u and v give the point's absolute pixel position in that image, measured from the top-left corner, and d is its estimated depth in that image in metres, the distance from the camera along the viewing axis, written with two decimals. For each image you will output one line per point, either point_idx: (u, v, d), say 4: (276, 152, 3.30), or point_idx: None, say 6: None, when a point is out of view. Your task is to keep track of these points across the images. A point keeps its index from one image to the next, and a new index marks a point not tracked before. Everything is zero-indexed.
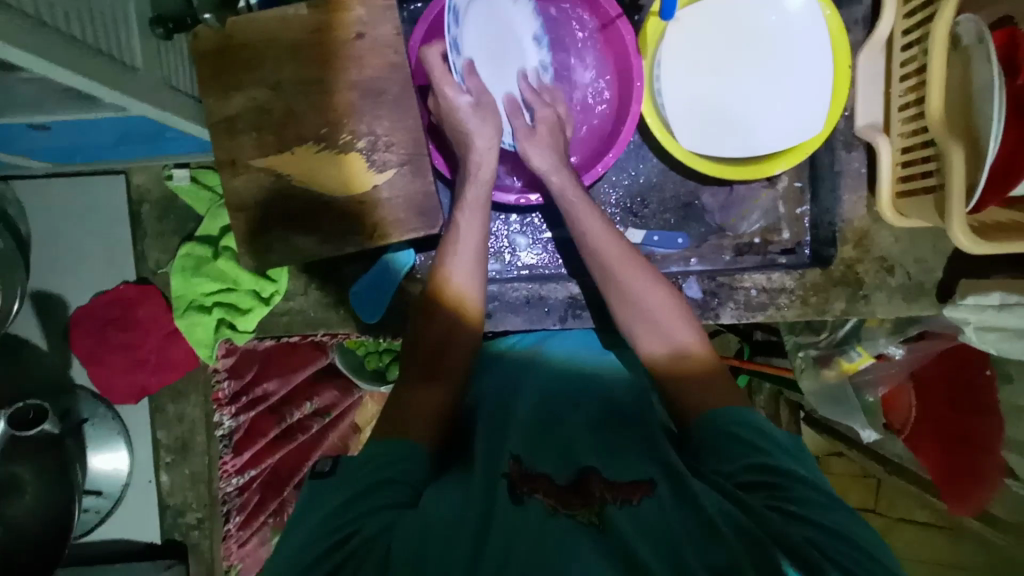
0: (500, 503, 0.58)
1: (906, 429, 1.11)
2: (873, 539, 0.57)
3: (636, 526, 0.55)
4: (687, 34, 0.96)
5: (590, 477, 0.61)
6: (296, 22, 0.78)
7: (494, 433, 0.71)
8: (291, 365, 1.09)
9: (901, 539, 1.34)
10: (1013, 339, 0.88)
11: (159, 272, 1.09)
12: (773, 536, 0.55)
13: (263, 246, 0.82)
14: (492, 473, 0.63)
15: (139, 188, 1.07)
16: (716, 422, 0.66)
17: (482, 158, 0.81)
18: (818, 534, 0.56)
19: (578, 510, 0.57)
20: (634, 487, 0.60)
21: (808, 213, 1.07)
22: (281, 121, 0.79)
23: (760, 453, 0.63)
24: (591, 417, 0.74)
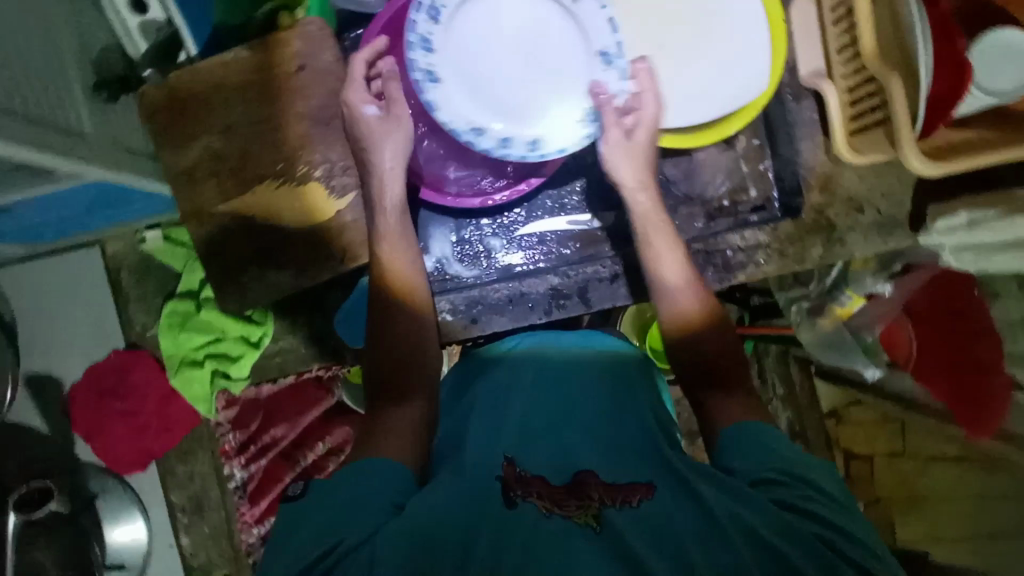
0: (494, 508, 0.60)
1: (910, 363, 1.10)
2: (868, 530, 0.61)
3: (638, 527, 0.58)
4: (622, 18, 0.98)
5: (587, 481, 0.63)
6: (238, 66, 0.80)
7: (488, 436, 0.71)
8: (296, 408, 1.09)
9: (935, 477, 1.35)
10: (989, 256, 0.89)
11: (148, 335, 1.10)
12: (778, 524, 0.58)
13: (240, 289, 0.83)
14: (482, 476, 0.64)
15: (115, 257, 1.08)
16: (743, 431, 0.68)
17: (384, 181, 0.75)
18: (829, 531, 0.59)
19: (574, 511, 0.59)
20: (633, 489, 0.62)
21: (771, 168, 1.07)
22: (239, 165, 0.81)
23: (780, 457, 0.65)
24: (596, 416, 0.73)
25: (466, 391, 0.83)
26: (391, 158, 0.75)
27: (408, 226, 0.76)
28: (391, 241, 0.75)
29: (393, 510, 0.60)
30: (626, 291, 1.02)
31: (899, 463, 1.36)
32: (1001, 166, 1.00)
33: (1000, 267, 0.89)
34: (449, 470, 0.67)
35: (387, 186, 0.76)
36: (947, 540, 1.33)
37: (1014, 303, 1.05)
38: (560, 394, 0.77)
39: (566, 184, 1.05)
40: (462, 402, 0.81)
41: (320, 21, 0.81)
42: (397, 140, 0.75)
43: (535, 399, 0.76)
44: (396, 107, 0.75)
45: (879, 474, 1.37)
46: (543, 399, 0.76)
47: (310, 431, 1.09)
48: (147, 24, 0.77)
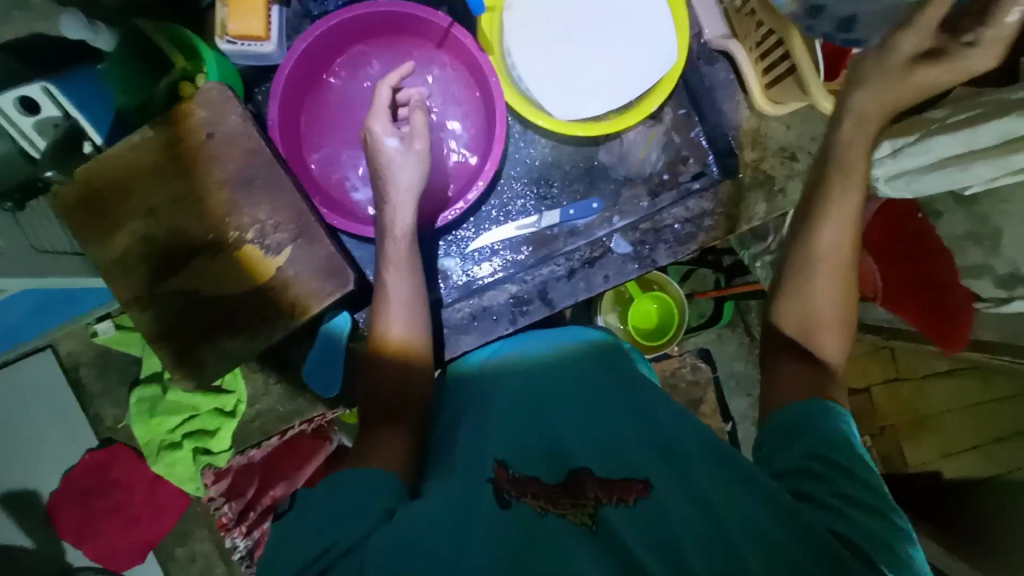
0: (485, 506, 0.59)
1: (878, 295, 1.15)
2: (895, 532, 0.58)
3: (634, 526, 0.55)
4: (523, 20, 0.99)
5: (582, 479, 0.62)
6: (146, 147, 0.79)
7: (478, 446, 0.71)
8: (293, 464, 1.08)
9: (935, 395, 1.29)
10: (919, 178, 0.88)
11: (121, 426, 1.08)
12: (775, 506, 0.57)
13: (195, 364, 0.81)
14: (476, 476, 0.64)
15: (71, 355, 1.06)
16: (800, 415, 0.68)
17: (397, 209, 0.80)
18: (843, 525, 0.57)
19: (569, 511, 0.58)
20: (628, 486, 0.60)
21: (701, 134, 1.08)
22: (167, 243, 0.80)
23: (829, 449, 0.64)
24: (625, 415, 0.73)
25: (465, 400, 0.83)
26: (403, 192, 0.80)
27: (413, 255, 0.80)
28: (395, 272, 0.79)
29: (383, 514, 0.58)
30: (586, 285, 1.03)
31: (898, 389, 1.33)
32: None
33: (932, 187, 0.88)
34: (439, 477, 0.67)
35: (397, 213, 0.80)
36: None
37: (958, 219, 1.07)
38: (559, 394, 0.78)
39: (506, 191, 1.06)
40: (455, 414, 0.81)
41: (219, 85, 0.80)
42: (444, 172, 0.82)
43: (534, 401, 0.77)
44: (412, 141, 0.80)
45: (881, 404, 1.36)
46: (541, 400, 0.77)
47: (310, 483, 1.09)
48: (42, 122, 0.77)
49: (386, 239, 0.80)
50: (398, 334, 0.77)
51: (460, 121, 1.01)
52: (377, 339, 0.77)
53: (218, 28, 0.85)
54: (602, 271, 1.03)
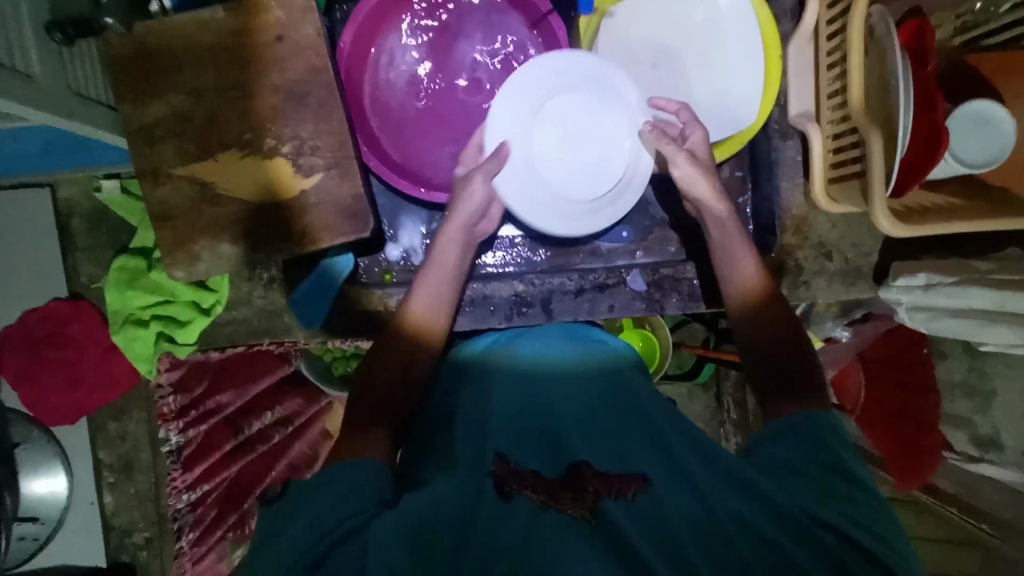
0: (488, 497, 0.61)
1: (857, 410, 1.14)
2: (894, 530, 0.60)
3: (635, 520, 0.58)
4: (618, 34, 0.98)
5: (580, 474, 0.63)
6: (212, 25, 0.76)
7: (478, 421, 0.72)
8: (247, 376, 1.03)
9: None
10: (942, 319, 0.87)
11: (95, 286, 1.06)
12: (774, 510, 0.59)
13: (190, 257, 0.79)
14: (479, 468, 0.65)
15: (68, 202, 1.04)
16: (781, 427, 0.69)
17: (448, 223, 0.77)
18: (848, 523, 0.59)
19: (570, 505, 0.60)
20: (627, 482, 0.63)
21: (748, 202, 1.03)
22: (202, 128, 0.77)
23: (828, 453, 0.65)
24: (618, 407, 0.75)
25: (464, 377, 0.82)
26: (461, 223, 0.77)
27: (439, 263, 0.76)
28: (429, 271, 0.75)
29: (380, 504, 0.59)
30: (589, 307, 1.02)
31: None
32: (963, 234, 1.01)
33: (950, 331, 0.87)
34: (443, 474, 0.66)
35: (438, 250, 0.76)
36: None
37: (958, 366, 1.07)
38: (556, 387, 0.78)
39: None
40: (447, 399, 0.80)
41: None
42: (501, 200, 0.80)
43: (530, 392, 0.77)
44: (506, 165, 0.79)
45: None
46: (540, 392, 0.77)
47: (257, 401, 1.03)
48: None
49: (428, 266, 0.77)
50: (420, 307, 0.74)
51: None
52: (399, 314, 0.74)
53: None
54: (609, 300, 1.02)
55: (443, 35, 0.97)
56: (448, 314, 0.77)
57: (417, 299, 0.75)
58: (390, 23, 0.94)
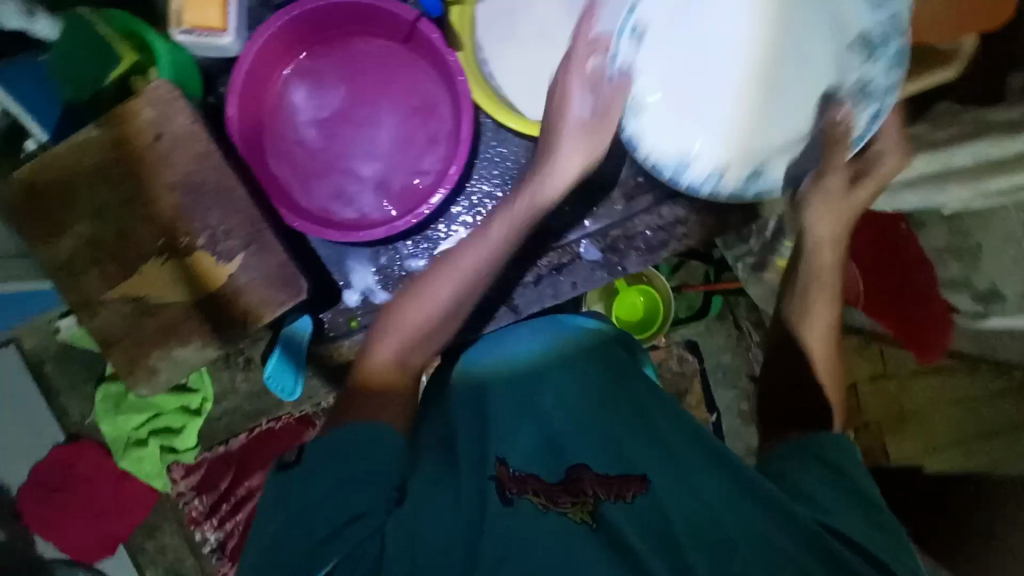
0: (491, 505, 0.64)
1: (859, 299, 1.10)
2: (893, 533, 0.63)
3: (639, 529, 0.62)
4: (495, 17, 0.95)
5: (582, 478, 0.68)
6: (90, 147, 0.77)
7: (480, 435, 0.77)
8: (270, 454, 1.07)
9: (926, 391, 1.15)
10: (896, 197, 0.84)
11: (87, 421, 1.09)
12: (789, 522, 0.62)
13: (148, 372, 0.80)
14: (481, 475, 0.69)
15: (36, 351, 1.07)
16: (796, 447, 0.72)
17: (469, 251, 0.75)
18: (845, 528, 0.62)
19: (572, 509, 0.64)
20: (627, 483, 0.68)
21: None
22: (117, 247, 0.78)
23: (835, 474, 0.68)
24: (627, 420, 0.78)
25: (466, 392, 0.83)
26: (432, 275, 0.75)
27: (405, 328, 0.74)
28: (388, 334, 0.73)
29: (391, 501, 0.61)
30: (552, 291, 1.00)
31: (884, 386, 1.20)
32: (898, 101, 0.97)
33: (908, 205, 0.84)
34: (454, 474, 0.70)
35: (403, 307, 0.75)
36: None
37: (939, 230, 1.03)
38: (560, 397, 0.80)
39: (478, 191, 0.99)
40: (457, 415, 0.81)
41: (166, 83, 0.77)
42: (507, 239, 0.75)
43: (534, 407, 0.79)
44: (519, 207, 0.75)
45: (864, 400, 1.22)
46: (542, 404, 0.80)
47: None
48: None
49: (413, 295, 0.75)
50: (383, 360, 0.73)
51: (429, 120, 0.95)
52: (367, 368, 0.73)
53: (172, 17, 0.82)
54: (570, 278, 1.01)
55: (326, 77, 0.96)
56: (411, 363, 0.75)
57: (379, 347, 0.74)
58: (270, 86, 0.94)
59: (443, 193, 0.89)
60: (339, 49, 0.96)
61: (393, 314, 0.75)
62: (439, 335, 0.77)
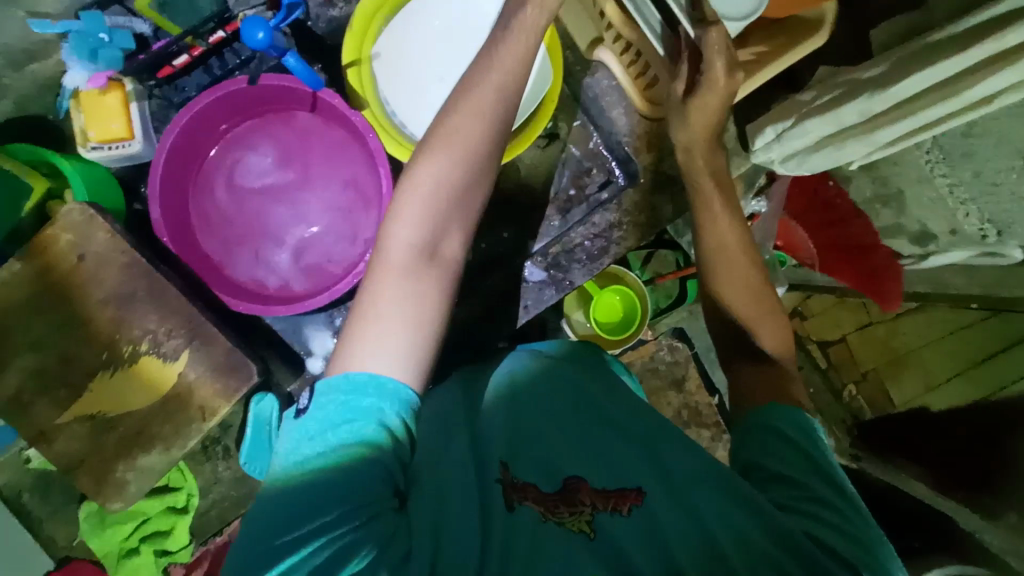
0: (494, 511, 0.58)
1: (815, 259, 1.13)
2: (867, 528, 0.55)
3: (636, 538, 0.55)
4: (393, 69, 0.98)
5: (579, 487, 0.60)
6: (16, 281, 0.78)
7: (475, 437, 0.67)
8: None
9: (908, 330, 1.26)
10: (810, 157, 0.87)
11: (77, 543, 1.08)
12: (766, 522, 0.54)
13: (117, 485, 0.80)
14: (483, 477, 0.62)
15: (9, 485, 1.06)
16: (757, 418, 0.63)
17: (429, 193, 0.63)
18: (822, 530, 0.54)
19: (567, 518, 0.57)
20: (623, 495, 0.59)
21: (601, 143, 1.06)
22: (62, 371, 0.79)
23: (813, 460, 0.59)
24: (618, 418, 0.70)
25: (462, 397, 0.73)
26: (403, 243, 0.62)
27: (387, 314, 0.60)
28: (368, 326, 0.60)
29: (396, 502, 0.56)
30: (506, 318, 1.03)
31: (872, 334, 1.29)
32: (795, 67, 1.00)
33: (820, 166, 0.87)
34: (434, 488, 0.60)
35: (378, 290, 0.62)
36: (940, 385, 1.25)
37: (865, 181, 1.05)
38: (553, 412, 0.70)
39: None
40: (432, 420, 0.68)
41: (79, 205, 0.79)
42: (458, 158, 0.63)
43: (527, 422, 0.69)
44: (456, 122, 0.64)
45: (855, 351, 1.30)
46: (534, 418, 0.69)
47: None
48: None
49: (375, 275, 0.62)
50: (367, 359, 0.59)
51: (351, 183, 0.98)
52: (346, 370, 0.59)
53: (80, 137, 0.88)
54: (521, 302, 1.03)
55: (246, 160, 0.99)
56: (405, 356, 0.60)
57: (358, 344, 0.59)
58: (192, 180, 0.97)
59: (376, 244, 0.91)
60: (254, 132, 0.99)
61: (361, 302, 0.62)
62: (424, 315, 0.61)
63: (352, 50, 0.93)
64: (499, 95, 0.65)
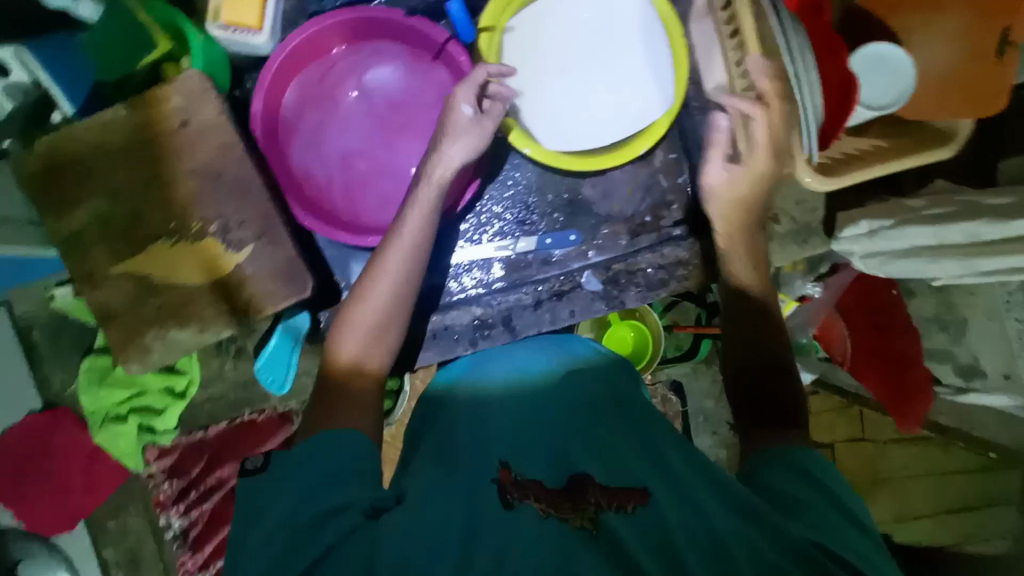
0: (488, 512, 0.59)
1: (846, 360, 1.11)
2: (860, 535, 0.59)
3: (638, 534, 0.57)
4: (522, 45, 0.99)
5: (584, 484, 0.61)
6: (117, 125, 0.78)
7: (474, 426, 0.73)
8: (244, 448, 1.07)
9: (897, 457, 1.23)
10: (893, 262, 0.87)
11: (68, 392, 1.08)
12: (774, 536, 0.57)
13: (142, 350, 0.80)
14: (481, 475, 0.64)
15: (26, 316, 1.06)
16: (781, 453, 0.66)
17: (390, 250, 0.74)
18: (831, 541, 0.57)
19: (570, 515, 0.58)
20: (628, 495, 0.61)
21: (689, 181, 1.05)
22: (128, 224, 0.79)
23: (813, 475, 0.64)
24: (624, 429, 0.72)
25: (452, 407, 0.79)
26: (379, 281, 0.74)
27: (372, 328, 0.73)
28: (351, 335, 0.72)
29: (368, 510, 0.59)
30: (552, 317, 1.02)
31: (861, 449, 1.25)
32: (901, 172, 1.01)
33: (901, 272, 0.87)
34: (446, 471, 0.66)
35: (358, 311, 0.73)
36: (910, 522, 1.20)
37: (928, 302, 1.06)
38: (559, 407, 0.74)
39: (497, 204, 1.05)
40: (445, 422, 0.77)
41: (199, 74, 0.79)
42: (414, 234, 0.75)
43: (535, 411, 0.74)
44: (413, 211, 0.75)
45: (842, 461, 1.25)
46: (543, 412, 0.74)
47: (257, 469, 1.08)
48: (12, 86, 0.81)
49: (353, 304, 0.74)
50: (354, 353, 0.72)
51: None
52: (331, 359, 0.72)
53: (212, 12, 0.85)
54: (569, 306, 1.03)
55: (348, 82, 0.98)
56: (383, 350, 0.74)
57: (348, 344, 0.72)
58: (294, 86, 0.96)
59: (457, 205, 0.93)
60: (368, 59, 0.98)
61: (348, 318, 0.74)
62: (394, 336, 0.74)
63: (492, 14, 0.94)
64: (405, 258, 0.74)
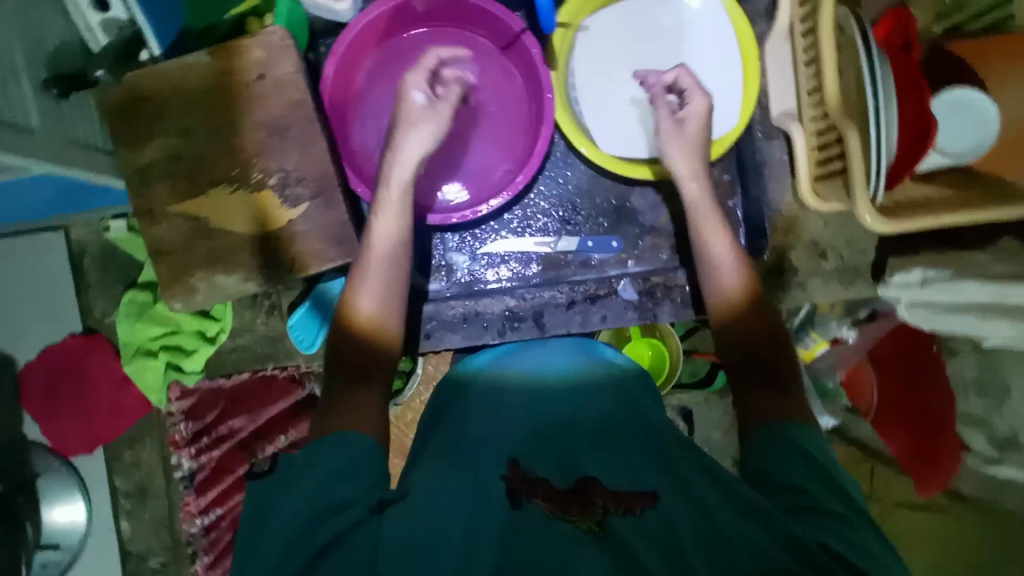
0: (499, 510, 0.59)
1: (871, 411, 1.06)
2: (876, 543, 0.57)
3: (642, 534, 0.55)
4: (594, 46, 0.99)
5: (592, 485, 0.61)
6: (197, 69, 0.81)
7: (491, 421, 0.73)
8: (265, 400, 1.08)
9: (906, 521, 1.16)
10: (941, 314, 0.85)
11: (107, 321, 1.12)
12: (773, 528, 0.56)
13: (187, 288, 0.83)
14: (492, 472, 0.64)
15: (79, 243, 1.10)
16: (780, 433, 0.65)
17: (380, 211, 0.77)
18: (832, 538, 0.56)
19: (577, 516, 0.57)
20: (636, 497, 0.60)
21: (739, 205, 1.00)
22: (193, 166, 0.81)
23: (823, 469, 0.62)
24: (637, 435, 0.69)
25: (470, 396, 0.79)
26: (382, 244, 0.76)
27: (386, 285, 0.76)
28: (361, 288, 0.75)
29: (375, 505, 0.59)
30: (583, 318, 1.02)
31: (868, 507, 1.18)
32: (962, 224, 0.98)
33: (950, 326, 0.84)
34: (462, 461, 0.67)
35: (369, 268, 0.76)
36: None
37: (970, 361, 1.02)
38: (572, 407, 0.73)
39: (543, 198, 1.04)
40: (463, 407, 0.78)
41: (282, 30, 0.81)
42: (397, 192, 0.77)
43: (549, 408, 0.73)
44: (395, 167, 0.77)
45: None
46: (556, 410, 0.73)
47: (272, 423, 1.07)
48: (109, 21, 0.79)
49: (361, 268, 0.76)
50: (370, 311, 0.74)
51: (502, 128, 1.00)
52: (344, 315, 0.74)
53: None
54: (602, 311, 1.02)
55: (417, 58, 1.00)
56: (400, 307, 0.76)
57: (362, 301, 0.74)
58: (367, 57, 0.98)
59: (505, 194, 0.93)
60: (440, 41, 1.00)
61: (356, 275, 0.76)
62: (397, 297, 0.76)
63: (570, 11, 0.95)
64: (387, 262, 0.76)
